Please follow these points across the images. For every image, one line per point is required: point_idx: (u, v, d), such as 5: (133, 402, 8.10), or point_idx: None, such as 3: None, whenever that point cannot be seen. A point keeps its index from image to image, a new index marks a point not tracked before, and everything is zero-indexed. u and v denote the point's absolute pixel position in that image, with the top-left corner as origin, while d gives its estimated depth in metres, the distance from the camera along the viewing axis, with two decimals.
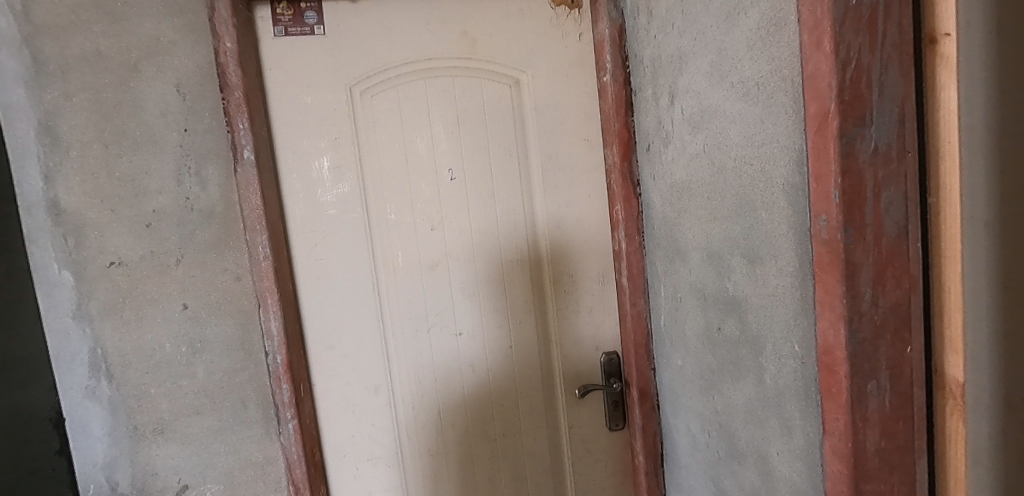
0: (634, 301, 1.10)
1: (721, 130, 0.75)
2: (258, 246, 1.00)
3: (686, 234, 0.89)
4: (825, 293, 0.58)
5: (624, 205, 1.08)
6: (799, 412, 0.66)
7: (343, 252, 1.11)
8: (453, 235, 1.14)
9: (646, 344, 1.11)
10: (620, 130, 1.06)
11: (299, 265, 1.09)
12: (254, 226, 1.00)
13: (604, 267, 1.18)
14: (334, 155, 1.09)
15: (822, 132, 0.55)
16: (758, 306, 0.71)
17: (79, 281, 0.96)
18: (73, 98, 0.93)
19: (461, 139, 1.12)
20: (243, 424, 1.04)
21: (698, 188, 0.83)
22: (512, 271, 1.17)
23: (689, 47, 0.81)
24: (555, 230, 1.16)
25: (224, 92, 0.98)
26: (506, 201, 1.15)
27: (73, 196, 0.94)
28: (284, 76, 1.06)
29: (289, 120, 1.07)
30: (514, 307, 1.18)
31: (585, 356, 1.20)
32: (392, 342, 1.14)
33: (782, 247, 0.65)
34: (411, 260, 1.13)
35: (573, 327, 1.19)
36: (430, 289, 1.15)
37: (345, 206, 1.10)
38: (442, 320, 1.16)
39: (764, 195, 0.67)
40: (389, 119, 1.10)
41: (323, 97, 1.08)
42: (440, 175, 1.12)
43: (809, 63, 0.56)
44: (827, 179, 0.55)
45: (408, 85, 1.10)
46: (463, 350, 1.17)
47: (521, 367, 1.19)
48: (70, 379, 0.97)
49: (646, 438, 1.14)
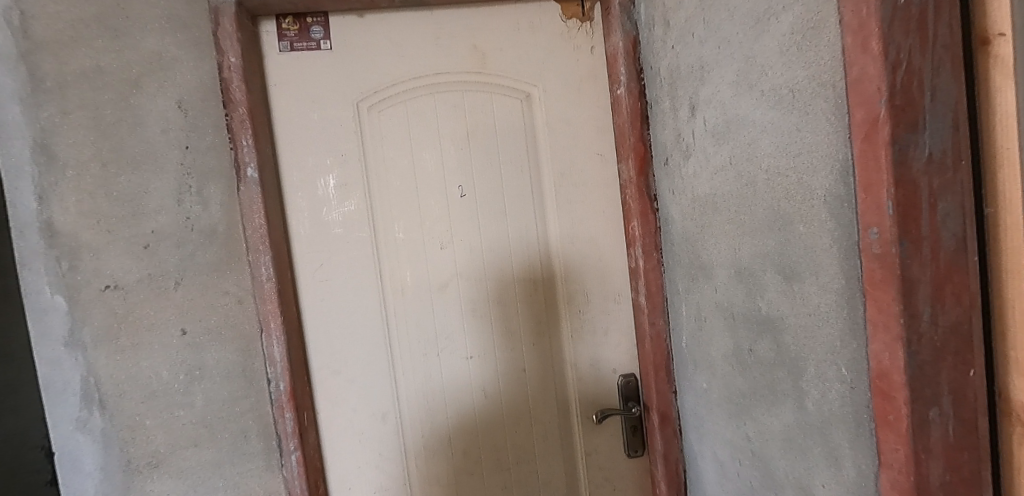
0: (653, 321, 1.05)
1: (749, 141, 0.71)
2: (261, 268, 0.96)
3: (710, 250, 0.85)
4: (878, 312, 0.53)
5: (641, 221, 1.03)
6: (848, 441, 0.61)
7: (351, 272, 1.07)
8: (463, 253, 1.10)
9: (667, 366, 1.06)
10: (636, 144, 1.03)
11: (303, 286, 1.05)
12: (258, 246, 0.96)
13: (621, 285, 1.14)
14: (340, 172, 1.05)
15: (870, 140, 0.52)
16: (798, 327, 0.66)
17: (72, 306, 0.91)
18: (71, 115, 0.89)
19: (470, 155, 1.09)
20: (244, 456, 0.98)
21: (724, 202, 0.80)
22: (522, 291, 1.12)
23: (712, 56, 0.78)
24: (568, 249, 1.12)
25: (227, 108, 0.95)
26: (516, 217, 1.11)
27: (69, 216, 0.90)
28: (289, 92, 1.03)
29: (294, 137, 1.04)
30: (525, 329, 1.13)
31: (601, 377, 1.15)
32: (400, 366, 1.09)
33: (825, 263, 0.60)
34: (420, 280, 1.09)
35: (588, 348, 1.14)
36: (438, 310, 1.10)
37: (351, 225, 1.06)
38: (452, 343, 1.11)
39: (801, 207, 0.63)
40: (397, 135, 1.07)
41: (329, 114, 1.05)
42: (449, 192, 1.09)
43: (854, 66, 0.52)
44: (878, 189, 0.51)
45: (415, 100, 1.07)
46: (474, 372, 1.12)
47: (534, 391, 1.14)
48: (60, 410, 0.91)
49: (668, 466, 1.08)
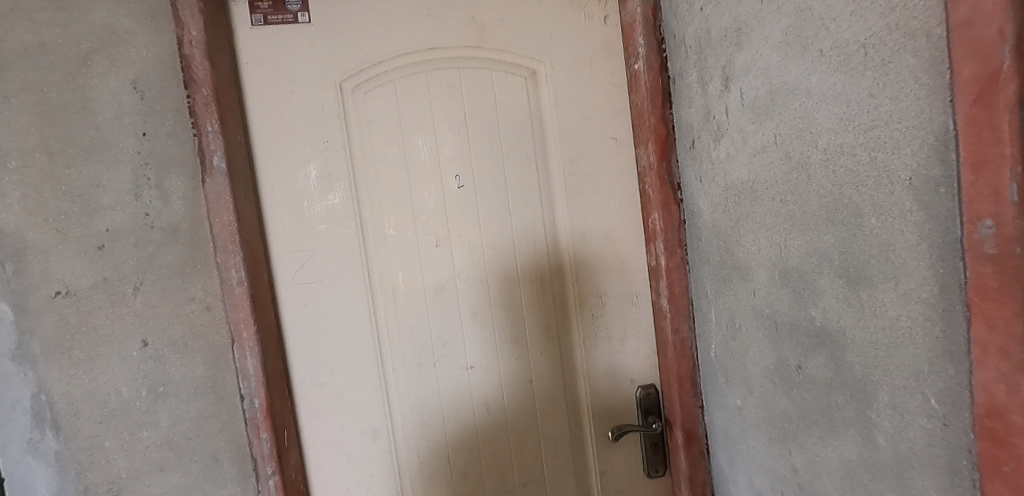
0: (677, 327, 0.92)
1: (802, 113, 0.58)
2: (231, 270, 0.86)
3: (747, 247, 0.72)
4: (990, 331, 0.40)
5: (663, 213, 0.91)
6: (937, 490, 0.48)
7: (336, 273, 0.95)
8: (462, 252, 0.98)
9: (692, 378, 0.93)
10: (657, 125, 0.90)
11: (282, 290, 0.94)
12: (227, 246, 0.85)
13: (639, 286, 1.01)
14: (322, 161, 0.94)
15: (985, 102, 0.38)
16: (868, 344, 0.53)
17: (19, 315, 0.77)
18: (13, 100, 0.76)
19: (468, 140, 0.97)
20: (216, 481, 0.87)
21: (766, 189, 0.67)
22: (528, 293, 1.00)
23: (753, 14, 0.65)
24: (580, 245, 1.00)
25: (189, 89, 0.83)
26: (521, 210, 0.99)
27: (12, 213, 0.77)
28: (263, 72, 0.91)
29: (270, 123, 0.92)
30: (531, 336, 1.01)
31: (618, 389, 1.03)
32: (392, 377, 0.98)
33: (910, 266, 0.47)
34: (414, 282, 0.97)
35: (603, 356, 1.02)
36: (435, 316, 0.98)
37: (335, 221, 0.95)
38: (450, 351, 0.99)
39: (875, 194, 0.50)
40: (385, 119, 0.95)
41: (309, 96, 0.93)
42: (445, 183, 0.97)
43: (963, 4, 0.39)
44: (996, 168, 0.38)
45: (406, 79, 0.95)
46: (475, 383, 1.00)
47: (543, 405, 1.02)
48: (9, 431, 0.79)
49: (693, 489, 0.95)
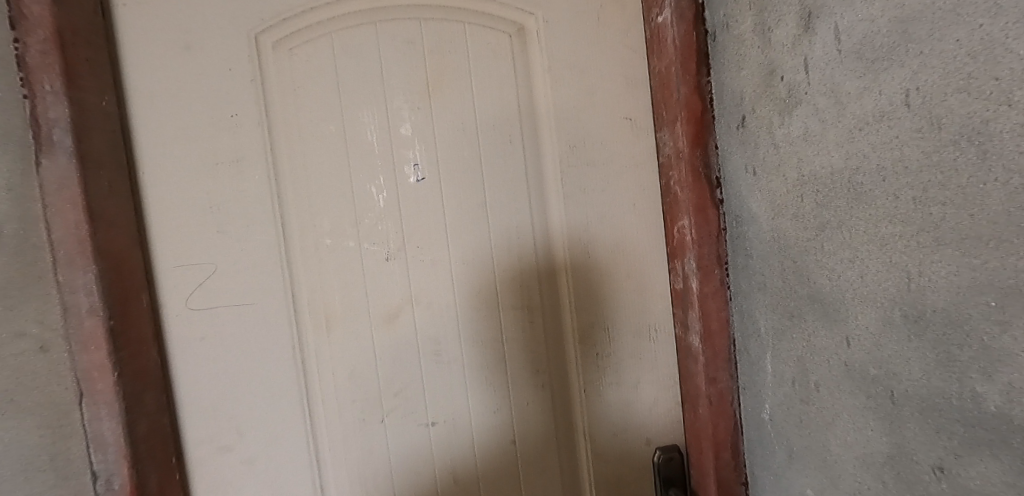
0: (713, 376, 0.67)
1: (982, 47, 0.34)
2: (79, 293, 0.60)
3: (835, 274, 0.48)
4: None
5: (696, 219, 0.65)
6: None
7: (246, 296, 0.69)
8: (421, 269, 0.72)
9: (733, 447, 0.68)
10: (689, 97, 0.64)
11: (170, 319, 0.68)
12: (72, 261, 0.60)
13: (660, 316, 0.76)
14: (229, 143, 0.68)
15: None
16: None
17: None
18: None
19: (432, 118, 0.71)
20: None
21: (884, 184, 0.42)
22: (512, 324, 0.75)
23: None
24: (582, 261, 0.74)
25: (18, 29, 0.59)
26: (503, 213, 0.73)
27: None
28: (146, 17, 0.66)
29: (156, 88, 0.67)
30: (515, 382, 0.75)
31: (628, 451, 0.78)
32: (325, 437, 0.73)
33: None
34: (357, 308, 0.72)
35: (609, 410, 0.77)
36: (384, 355, 0.72)
37: (246, 224, 0.69)
38: (404, 403, 0.73)
39: None
40: (317, 86, 0.69)
41: (212, 52, 0.67)
42: (400, 174, 0.71)
43: None
44: None
45: (347, 33, 0.70)
46: (437, 446, 0.74)
47: (529, 474, 0.77)
48: None
49: None
